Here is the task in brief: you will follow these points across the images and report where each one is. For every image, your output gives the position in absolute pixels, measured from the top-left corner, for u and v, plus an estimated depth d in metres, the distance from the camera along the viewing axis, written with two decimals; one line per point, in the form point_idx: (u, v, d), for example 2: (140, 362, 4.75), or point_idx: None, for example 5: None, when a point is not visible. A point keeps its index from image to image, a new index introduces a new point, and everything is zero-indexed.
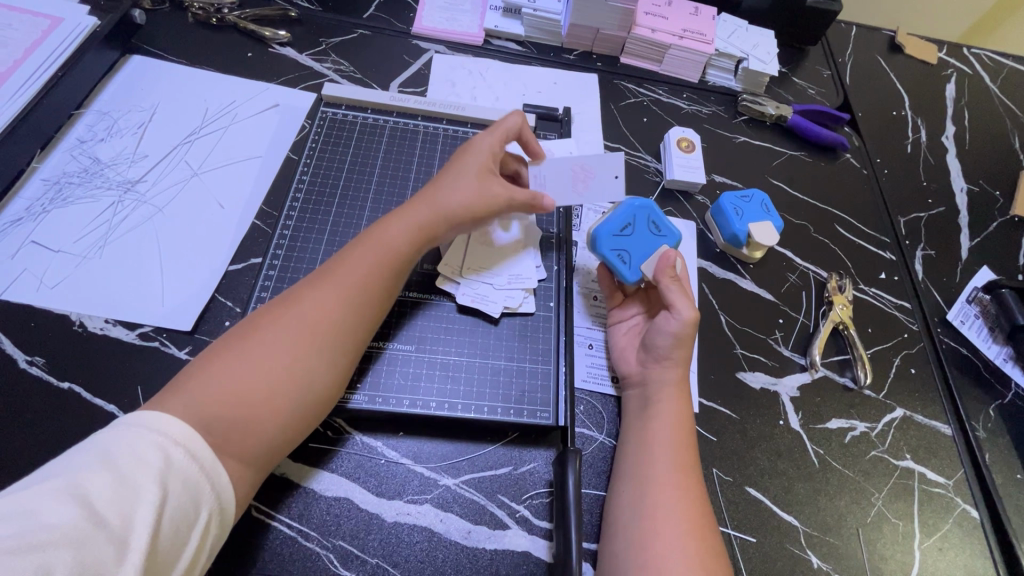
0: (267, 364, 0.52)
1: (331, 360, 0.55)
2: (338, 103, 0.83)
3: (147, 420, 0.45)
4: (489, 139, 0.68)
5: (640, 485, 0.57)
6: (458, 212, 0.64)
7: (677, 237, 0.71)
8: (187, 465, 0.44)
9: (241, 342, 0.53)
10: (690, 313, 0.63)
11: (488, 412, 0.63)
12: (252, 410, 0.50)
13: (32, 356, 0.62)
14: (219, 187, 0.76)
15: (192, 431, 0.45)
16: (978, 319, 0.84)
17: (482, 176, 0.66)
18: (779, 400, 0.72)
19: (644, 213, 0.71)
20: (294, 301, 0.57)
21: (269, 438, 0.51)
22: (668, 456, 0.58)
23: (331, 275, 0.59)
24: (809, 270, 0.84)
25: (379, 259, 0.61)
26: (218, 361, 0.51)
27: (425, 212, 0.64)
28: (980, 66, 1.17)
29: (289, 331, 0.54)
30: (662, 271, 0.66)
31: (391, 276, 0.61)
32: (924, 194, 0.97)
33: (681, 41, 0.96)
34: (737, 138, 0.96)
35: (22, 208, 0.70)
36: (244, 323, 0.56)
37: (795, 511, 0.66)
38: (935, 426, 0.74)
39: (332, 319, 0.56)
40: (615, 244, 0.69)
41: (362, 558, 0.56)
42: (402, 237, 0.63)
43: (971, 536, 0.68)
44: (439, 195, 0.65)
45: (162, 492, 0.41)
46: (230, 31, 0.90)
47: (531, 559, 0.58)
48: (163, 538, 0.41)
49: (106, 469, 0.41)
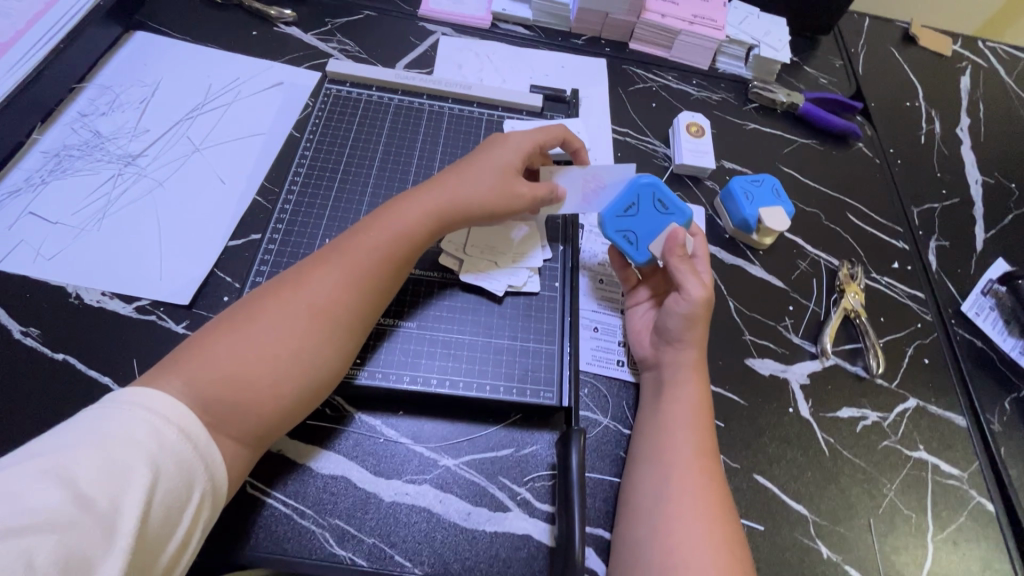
0: (270, 347, 0.50)
1: (337, 347, 0.53)
2: (342, 81, 0.82)
3: (139, 398, 0.43)
4: (528, 143, 0.68)
5: (659, 471, 0.55)
6: (479, 208, 0.63)
7: (685, 212, 0.68)
8: (179, 445, 0.42)
9: (244, 320, 0.51)
10: (700, 290, 0.62)
11: (490, 391, 0.61)
12: (254, 394, 0.48)
13: (26, 327, 0.61)
14: (220, 163, 0.75)
15: (186, 411, 0.44)
16: (994, 311, 0.82)
17: (508, 174, 0.65)
18: (789, 388, 0.70)
19: (649, 191, 0.68)
20: (301, 280, 0.54)
21: (268, 421, 0.50)
22: (689, 440, 0.57)
23: (340, 256, 0.57)
24: (820, 258, 0.82)
25: (391, 243, 0.59)
26: (221, 340, 0.49)
27: (444, 202, 0.62)
28: (995, 59, 1.15)
29: (296, 315, 0.52)
30: (671, 250, 0.64)
31: (402, 263, 0.59)
32: (938, 185, 0.95)
33: (692, 27, 0.95)
34: (748, 125, 0.94)
35: (21, 180, 0.69)
36: (248, 300, 0.54)
37: (805, 500, 0.64)
38: (949, 417, 0.72)
39: (341, 305, 0.54)
40: (620, 225, 0.68)
41: (359, 538, 0.55)
42: (418, 225, 0.60)
43: (986, 530, 0.66)
44: (460, 186, 0.63)
45: (153, 474, 0.40)
46: (235, 10, 0.90)
47: (532, 543, 0.56)
48: (153, 521, 0.40)
49: (96, 449, 0.39)
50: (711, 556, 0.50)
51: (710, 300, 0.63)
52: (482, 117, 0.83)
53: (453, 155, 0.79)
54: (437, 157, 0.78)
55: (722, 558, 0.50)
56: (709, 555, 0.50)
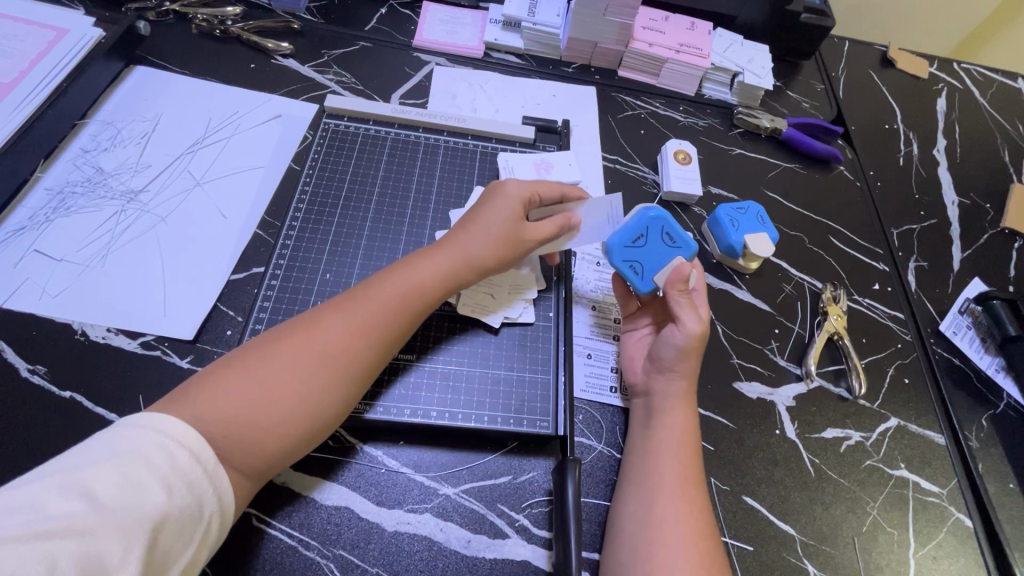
0: (278, 389, 0.52)
1: (342, 395, 0.55)
2: (340, 115, 0.85)
3: (152, 421, 0.45)
4: (523, 189, 0.68)
5: (649, 496, 0.57)
6: (489, 258, 0.65)
7: (692, 245, 0.70)
8: (190, 467, 0.44)
9: (255, 359, 0.53)
10: (696, 324, 0.64)
11: (488, 422, 0.63)
12: (259, 434, 0.50)
13: (33, 364, 0.63)
14: (222, 198, 0.77)
15: (195, 434, 0.45)
16: (971, 330, 0.86)
17: (512, 220, 0.66)
18: (775, 410, 0.73)
19: (658, 224, 0.70)
20: (314, 325, 0.56)
21: (271, 458, 0.51)
22: (676, 467, 0.59)
23: (354, 302, 0.59)
24: (804, 281, 0.85)
25: (401, 290, 0.61)
26: (235, 377, 0.51)
27: (455, 257, 0.64)
28: (970, 81, 1.19)
29: (307, 359, 0.54)
30: (672, 283, 0.67)
31: (414, 313, 0.61)
32: (916, 207, 0.98)
33: (678, 55, 0.98)
34: (733, 150, 0.97)
35: (26, 217, 0.71)
36: (262, 338, 0.56)
37: (792, 520, 0.66)
38: (929, 435, 0.75)
39: (351, 352, 0.56)
40: (626, 256, 0.70)
41: (363, 567, 0.56)
42: (433, 278, 0.63)
43: (965, 545, 0.69)
44: (468, 247, 0.65)
45: (165, 493, 0.42)
46: (234, 43, 0.92)
47: (530, 568, 0.58)
48: (164, 538, 0.41)
49: (114, 467, 0.41)
50: None
51: (705, 336, 0.65)
52: (476, 147, 0.86)
53: (449, 187, 0.81)
54: (434, 188, 0.80)
55: None
56: None
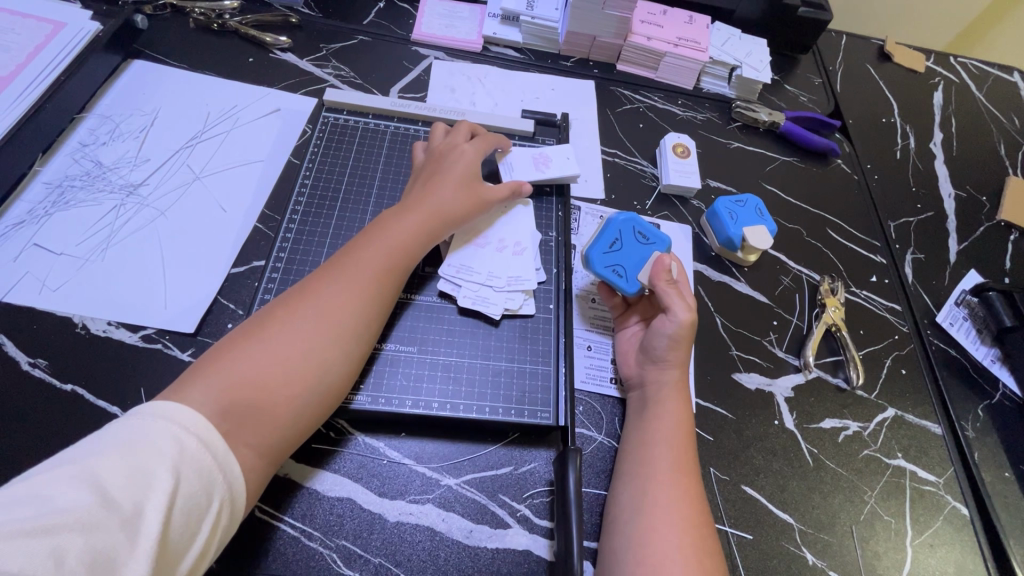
0: (282, 354, 0.53)
1: (344, 354, 0.56)
2: (340, 109, 0.85)
3: (162, 409, 0.45)
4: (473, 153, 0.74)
5: (642, 485, 0.58)
6: (456, 213, 0.69)
7: (665, 241, 0.73)
8: (200, 454, 0.44)
9: (255, 331, 0.54)
10: (686, 313, 0.66)
11: (489, 413, 0.64)
12: (269, 399, 0.51)
13: (34, 358, 0.63)
14: (221, 191, 0.76)
15: (203, 419, 0.46)
16: (967, 321, 0.86)
17: (471, 180, 0.72)
18: (774, 400, 0.74)
19: (629, 226, 0.73)
20: (309, 292, 0.58)
21: (284, 427, 0.52)
22: (672, 459, 0.59)
23: (345, 267, 0.60)
24: (802, 273, 0.85)
25: (390, 251, 0.63)
26: (240, 348, 0.52)
27: (424, 212, 0.67)
28: (966, 75, 1.20)
29: (306, 322, 0.55)
30: (656, 274, 0.68)
31: (402, 267, 0.63)
32: (913, 199, 0.99)
33: (677, 49, 0.98)
34: (731, 143, 0.98)
35: (24, 211, 0.71)
36: (260, 314, 0.57)
37: (790, 509, 0.67)
38: (925, 425, 0.76)
39: (346, 310, 0.57)
40: (607, 260, 0.71)
41: (366, 557, 0.57)
42: (411, 237, 0.65)
43: (962, 533, 0.70)
44: (434, 203, 0.68)
45: (175, 480, 0.41)
46: (231, 37, 0.91)
47: (532, 558, 0.59)
48: (174, 525, 0.41)
49: (123, 456, 0.41)
50: (687, 570, 0.52)
51: (694, 323, 0.66)
52: None
53: None
54: None
55: (696, 570, 0.52)
56: (680, 565, 0.52)
